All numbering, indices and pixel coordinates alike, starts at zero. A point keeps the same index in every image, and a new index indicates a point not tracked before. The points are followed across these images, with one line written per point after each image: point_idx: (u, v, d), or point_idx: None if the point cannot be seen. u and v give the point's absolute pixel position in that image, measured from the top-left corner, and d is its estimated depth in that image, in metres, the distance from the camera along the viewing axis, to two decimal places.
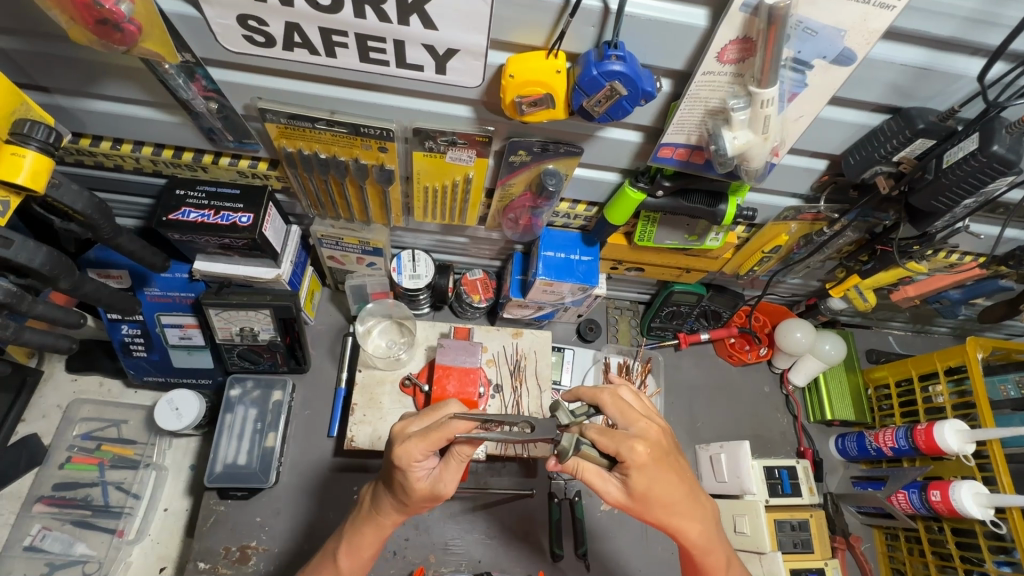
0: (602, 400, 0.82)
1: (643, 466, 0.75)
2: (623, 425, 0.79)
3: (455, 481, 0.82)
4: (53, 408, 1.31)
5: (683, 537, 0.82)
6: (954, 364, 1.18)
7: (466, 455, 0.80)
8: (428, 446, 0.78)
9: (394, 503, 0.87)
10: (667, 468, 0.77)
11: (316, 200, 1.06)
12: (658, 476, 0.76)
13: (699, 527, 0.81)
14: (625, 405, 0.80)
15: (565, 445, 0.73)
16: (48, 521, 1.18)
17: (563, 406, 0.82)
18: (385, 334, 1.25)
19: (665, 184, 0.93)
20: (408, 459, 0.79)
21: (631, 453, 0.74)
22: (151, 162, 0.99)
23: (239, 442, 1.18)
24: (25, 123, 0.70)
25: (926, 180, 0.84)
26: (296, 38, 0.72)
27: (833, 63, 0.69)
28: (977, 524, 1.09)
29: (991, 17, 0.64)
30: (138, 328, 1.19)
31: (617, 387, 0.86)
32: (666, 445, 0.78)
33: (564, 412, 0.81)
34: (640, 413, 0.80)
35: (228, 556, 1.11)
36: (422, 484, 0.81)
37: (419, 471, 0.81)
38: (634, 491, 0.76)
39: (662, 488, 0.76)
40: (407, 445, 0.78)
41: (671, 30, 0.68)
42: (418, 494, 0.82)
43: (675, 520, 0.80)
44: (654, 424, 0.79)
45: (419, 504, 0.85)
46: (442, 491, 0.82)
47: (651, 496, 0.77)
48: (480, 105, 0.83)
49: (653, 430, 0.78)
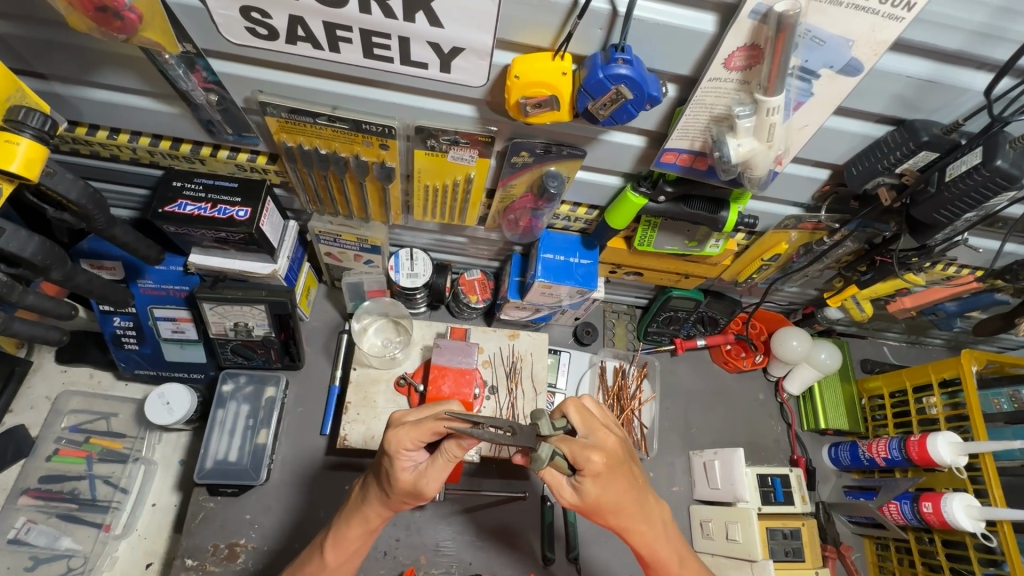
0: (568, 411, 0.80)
1: (597, 475, 0.75)
2: (584, 434, 0.79)
3: (438, 482, 0.80)
4: (42, 400, 1.29)
5: (630, 538, 0.83)
6: (948, 376, 1.18)
7: (454, 458, 0.78)
8: (417, 436, 0.79)
9: (379, 497, 0.86)
10: (620, 476, 0.77)
11: (315, 196, 1.05)
12: (612, 482, 0.77)
13: (647, 526, 0.82)
14: (588, 414, 0.80)
15: (540, 454, 0.72)
16: (33, 514, 1.16)
17: (545, 415, 0.77)
18: (381, 333, 1.24)
19: (668, 190, 0.92)
20: (396, 447, 0.79)
21: (588, 463, 0.74)
22: (149, 153, 0.98)
23: (230, 439, 1.16)
24: (20, 109, 0.69)
25: (928, 192, 0.83)
26: (300, 32, 0.71)
27: (840, 73, 0.69)
28: (967, 537, 1.09)
29: (998, 31, 0.64)
30: (130, 320, 1.18)
31: (582, 396, 0.85)
32: (622, 454, 0.79)
33: (545, 421, 0.76)
34: (602, 423, 0.80)
35: (216, 553, 1.10)
36: (407, 476, 0.81)
37: (406, 461, 0.80)
38: (588, 497, 0.77)
39: (616, 494, 0.77)
40: (399, 432, 0.79)
41: (679, 35, 0.68)
42: (401, 487, 0.81)
43: (622, 521, 0.81)
44: (612, 434, 0.79)
45: (402, 500, 0.84)
46: (424, 487, 0.80)
47: (604, 502, 0.77)
48: (484, 105, 0.82)
49: (611, 440, 0.78)
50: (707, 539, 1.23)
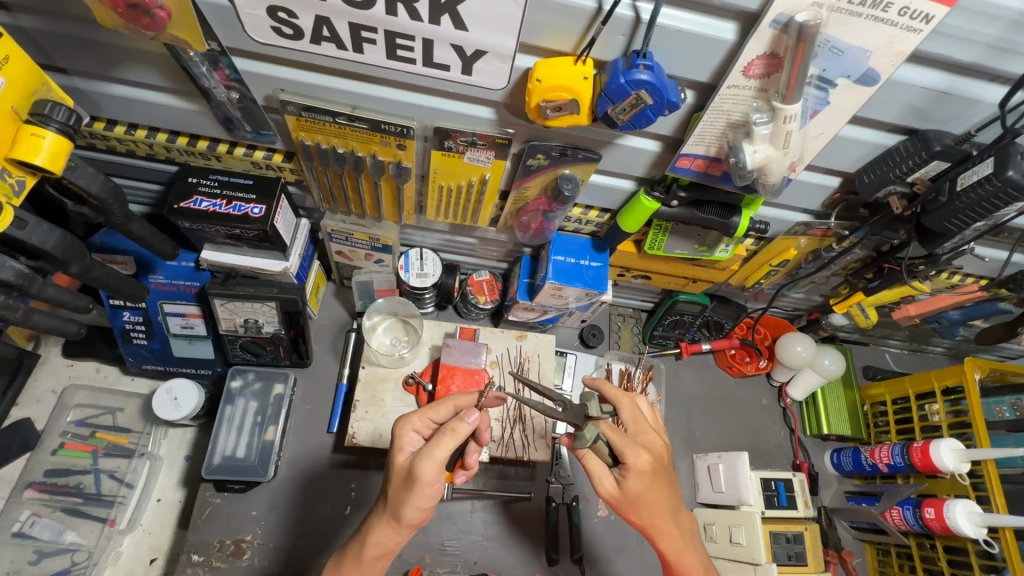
0: (621, 406, 0.88)
1: (642, 472, 0.81)
2: (633, 432, 0.86)
3: (431, 462, 0.79)
4: (48, 393, 1.29)
5: (659, 541, 0.86)
6: (951, 384, 1.19)
7: (450, 429, 0.79)
8: (423, 415, 0.89)
9: (381, 506, 0.86)
10: (662, 478, 0.83)
11: (329, 194, 1.06)
12: (653, 482, 0.82)
13: (675, 535, 0.86)
14: (640, 415, 0.87)
15: (585, 433, 0.81)
16: (38, 507, 1.16)
17: (593, 399, 0.88)
18: (390, 332, 1.25)
19: (681, 195, 0.93)
20: (400, 428, 0.87)
21: (636, 458, 0.80)
22: (165, 149, 0.99)
23: (238, 435, 1.16)
24: (46, 104, 0.70)
25: (939, 202, 0.85)
26: (325, 33, 0.72)
27: (856, 83, 0.70)
28: (969, 543, 1.10)
29: (1012, 45, 0.66)
30: (139, 315, 1.18)
31: (639, 397, 0.93)
32: (665, 460, 0.85)
33: (594, 405, 0.86)
34: (651, 427, 0.87)
35: (222, 549, 1.10)
36: (403, 459, 0.85)
37: (406, 443, 0.86)
38: (628, 489, 0.82)
39: (655, 495, 0.82)
40: (407, 416, 0.88)
41: (700, 42, 0.68)
42: (398, 470, 0.84)
43: (652, 523, 0.84)
44: (660, 439, 0.86)
45: (398, 496, 0.82)
46: (417, 467, 0.79)
47: (641, 499, 0.82)
48: (503, 108, 0.83)
49: (659, 445, 0.85)
50: (711, 542, 1.24)
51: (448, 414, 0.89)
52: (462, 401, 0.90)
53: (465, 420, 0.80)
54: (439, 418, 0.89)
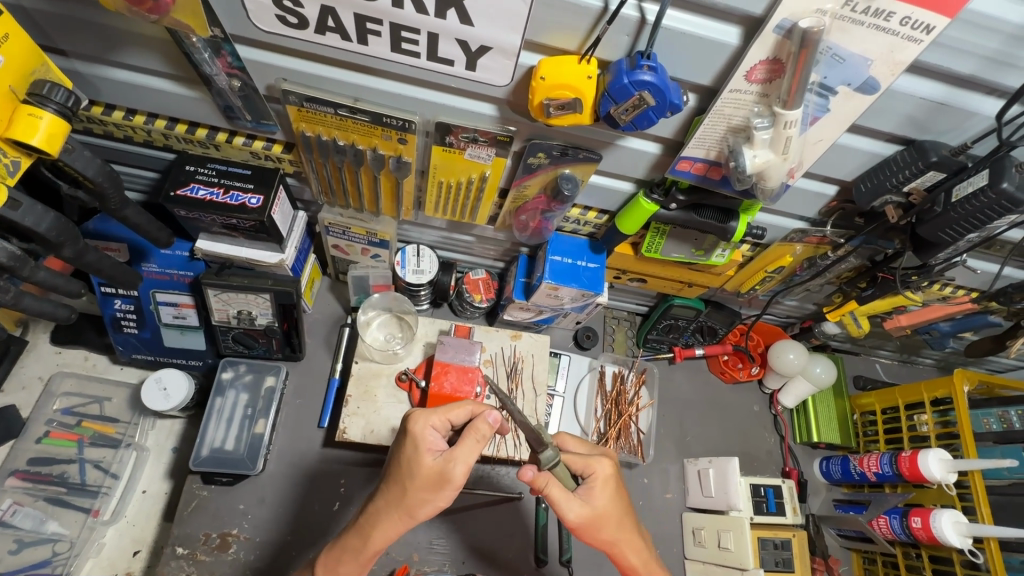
0: (566, 439, 0.96)
1: (606, 482, 0.87)
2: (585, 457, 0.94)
3: (466, 466, 0.80)
4: (35, 380, 1.27)
5: (623, 558, 0.88)
6: (939, 395, 1.20)
7: (482, 434, 0.81)
8: (444, 414, 0.85)
9: (392, 500, 0.83)
10: (622, 493, 0.88)
11: (328, 187, 1.05)
12: (615, 494, 0.87)
13: (640, 548, 0.89)
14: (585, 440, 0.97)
15: (547, 451, 0.82)
16: (20, 496, 1.14)
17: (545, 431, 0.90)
18: (384, 327, 1.25)
19: (680, 198, 0.94)
20: (423, 426, 0.82)
21: (599, 467, 0.87)
22: (163, 136, 0.98)
23: (228, 427, 1.16)
24: (44, 84, 0.69)
25: (934, 212, 0.86)
26: (330, 23, 0.71)
27: (857, 91, 0.70)
28: (955, 552, 1.10)
29: (1010, 58, 0.67)
30: (131, 303, 1.16)
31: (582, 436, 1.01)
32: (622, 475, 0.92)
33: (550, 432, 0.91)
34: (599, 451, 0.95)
35: (207, 542, 1.09)
36: (430, 460, 0.81)
37: (430, 444, 0.82)
38: (596, 508, 0.85)
39: (619, 505, 0.87)
40: (426, 413, 0.84)
41: (703, 45, 0.69)
42: (426, 472, 0.80)
43: (618, 539, 0.87)
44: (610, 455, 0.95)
45: (421, 497, 0.81)
46: (452, 472, 0.80)
47: (607, 514, 0.85)
48: (506, 106, 0.83)
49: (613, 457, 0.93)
50: (698, 546, 1.24)
51: (464, 417, 0.87)
52: (480, 408, 0.89)
53: (488, 420, 0.81)
54: (457, 419, 0.87)
